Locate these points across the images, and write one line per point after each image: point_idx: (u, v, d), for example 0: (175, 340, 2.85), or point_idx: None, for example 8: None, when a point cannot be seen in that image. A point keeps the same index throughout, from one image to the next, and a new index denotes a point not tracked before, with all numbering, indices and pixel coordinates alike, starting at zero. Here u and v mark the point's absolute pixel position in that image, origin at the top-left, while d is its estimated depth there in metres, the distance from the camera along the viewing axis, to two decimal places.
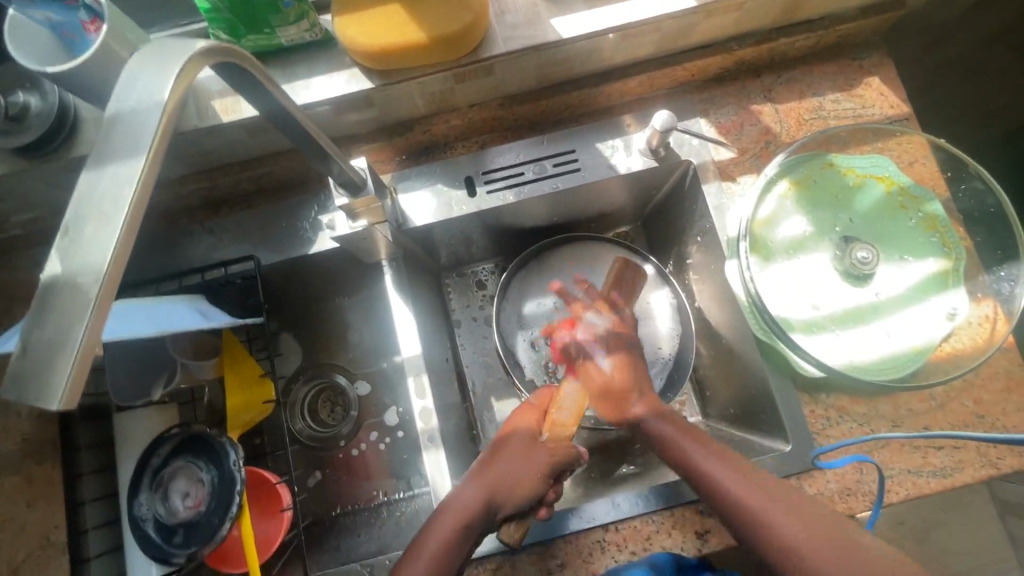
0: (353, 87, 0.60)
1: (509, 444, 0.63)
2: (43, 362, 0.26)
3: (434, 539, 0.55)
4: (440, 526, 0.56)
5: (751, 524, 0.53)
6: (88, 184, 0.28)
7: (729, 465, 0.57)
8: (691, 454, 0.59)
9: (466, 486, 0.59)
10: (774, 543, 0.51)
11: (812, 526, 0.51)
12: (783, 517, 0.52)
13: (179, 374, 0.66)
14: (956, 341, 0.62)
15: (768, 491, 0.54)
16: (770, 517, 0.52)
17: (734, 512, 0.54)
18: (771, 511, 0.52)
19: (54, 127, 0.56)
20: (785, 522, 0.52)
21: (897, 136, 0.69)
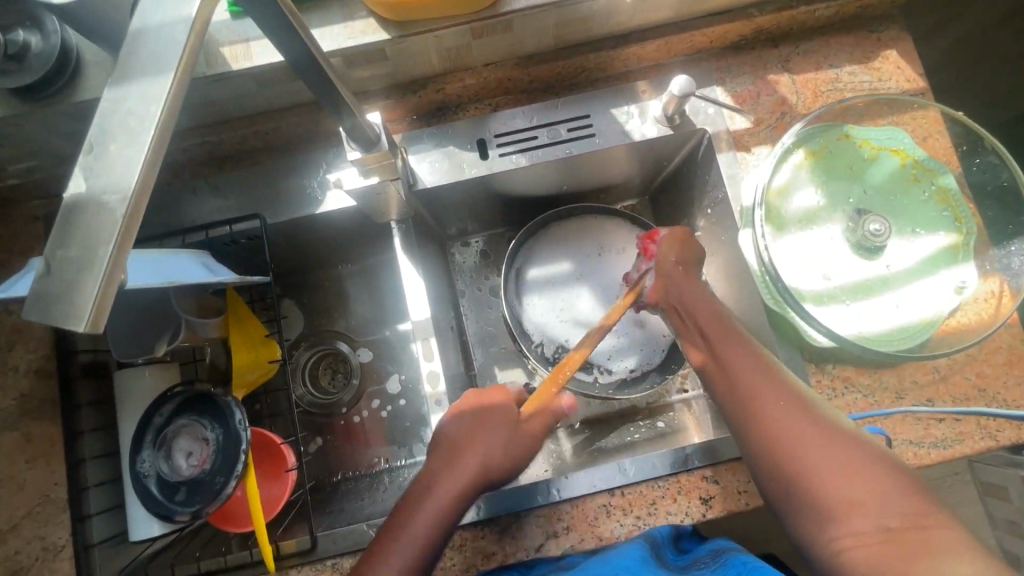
0: (367, 38, 0.58)
1: (490, 425, 0.57)
2: (69, 281, 0.25)
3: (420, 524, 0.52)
4: (426, 510, 0.53)
5: (746, 410, 0.52)
6: (111, 102, 0.26)
7: (749, 353, 0.55)
8: (725, 349, 0.56)
9: (446, 473, 0.55)
10: (769, 424, 0.50)
11: (811, 416, 0.49)
12: (788, 405, 0.50)
13: (183, 331, 0.64)
14: (962, 316, 0.63)
15: (780, 382, 0.52)
16: (774, 403, 0.51)
17: (737, 395, 0.53)
18: (770, 400, 0.51)
19: (56, 70, 0.54)
20: (785, 416, 0.50)
21: (912, 110, 0.68)
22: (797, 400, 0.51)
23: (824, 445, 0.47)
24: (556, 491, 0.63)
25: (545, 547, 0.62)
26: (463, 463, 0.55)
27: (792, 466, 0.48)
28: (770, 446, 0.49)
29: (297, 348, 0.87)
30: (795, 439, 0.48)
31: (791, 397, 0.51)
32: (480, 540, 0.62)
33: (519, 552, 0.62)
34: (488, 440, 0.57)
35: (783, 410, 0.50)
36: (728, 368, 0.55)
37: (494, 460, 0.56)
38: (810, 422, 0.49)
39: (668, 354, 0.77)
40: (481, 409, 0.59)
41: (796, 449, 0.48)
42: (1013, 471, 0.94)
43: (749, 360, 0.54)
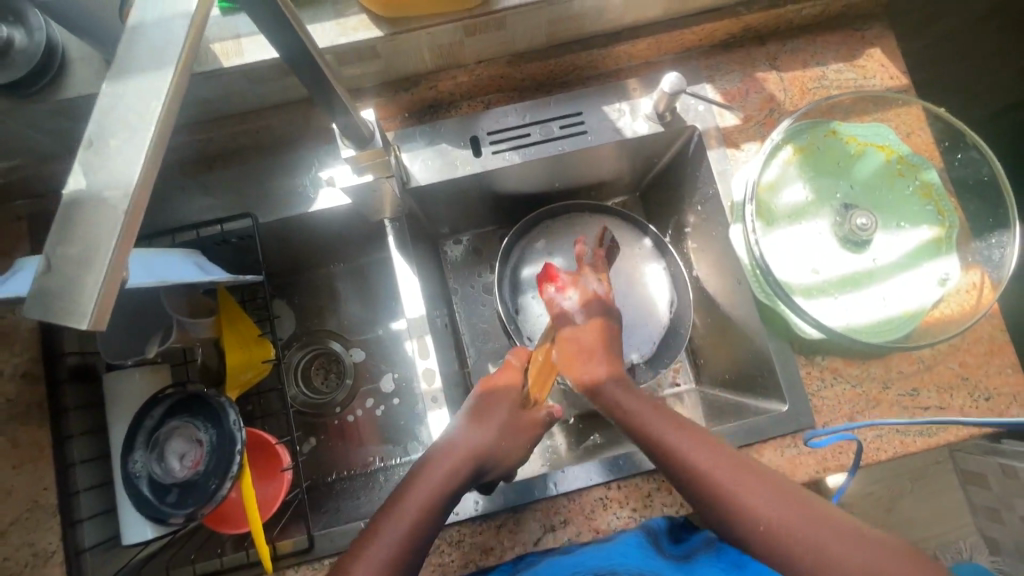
0: (360, 35, 0.58)
1: (509, 404, 0.62)
2: (70, 279, 0.24)
3: (420, 497, 0.52)
4: (439, 467, 0.54)
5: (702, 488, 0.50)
6: (110, 98, 0.26)
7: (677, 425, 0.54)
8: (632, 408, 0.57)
9: (459, 437, 0.57)
10: (741, 516, 0.47)
11: (780, 498, 0.47)
12: (760, 495, 0.48)
13: (174, 332, 0.63)
14: (945, 307, 0.64)
15: (736, 465, 0.50)
16: (740, 496, 0.48)
17: (695, 493, 0.50)
18: (722, 474, 0.50)
19: (40, 66, 0.52)
20: (741, 484, 0.49)
21: (896, 107, 0.70)
22: (759, 481, 0.49)
23: (786, 507, 0.47)
24: (554, 485, 0.64)
25: (544, 540, 0.63)
26: (483, 431, 0.58)
27: (781, 555, 0.46)
28: (756, 543, 0.47)
29: (289, 348, 0.87)
30: (763, 516, 0.47)
31: (751, 477, 0.49)
32: (478, 536, 0.63)
33: (517, 547, 0.62)
34: (507, 424, 0.60)
35: (755, 501, 0.47)
36: (679, 463, 0.52)
37: (504, 441, 0.59)
38: (780, 507, 0.47)
39: (664, 346, 0.77)
40: (501, 390, 0.63)
41: (774, 538, 0.46)
42: (989, 458, 0.98)
43: (719, 469, 0.50)
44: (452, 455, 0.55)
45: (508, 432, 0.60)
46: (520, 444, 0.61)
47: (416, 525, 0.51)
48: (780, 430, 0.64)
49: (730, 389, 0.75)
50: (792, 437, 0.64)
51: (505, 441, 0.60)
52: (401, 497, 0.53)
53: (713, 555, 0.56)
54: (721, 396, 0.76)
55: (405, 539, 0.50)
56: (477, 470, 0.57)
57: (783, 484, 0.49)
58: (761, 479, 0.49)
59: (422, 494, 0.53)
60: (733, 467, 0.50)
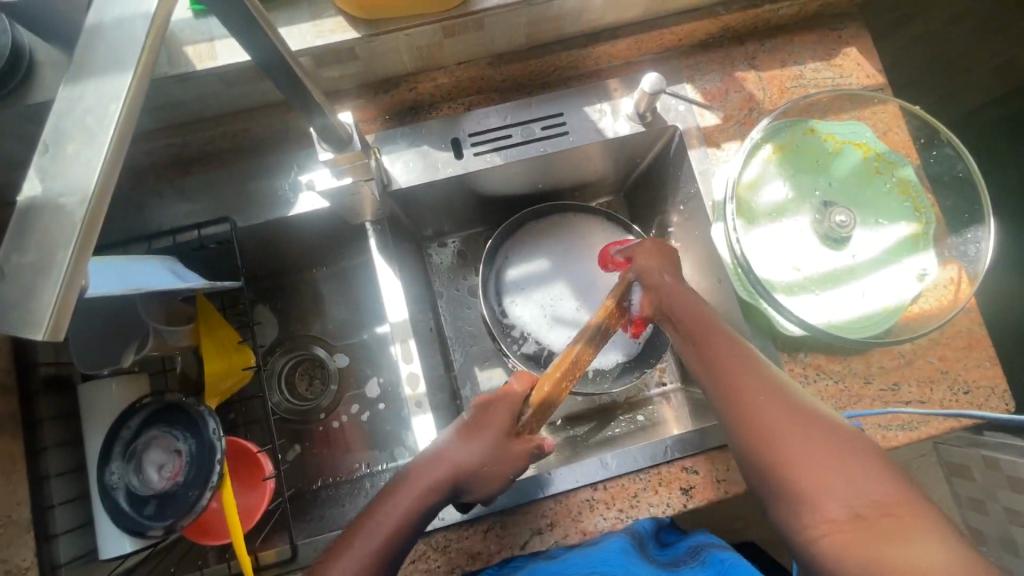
0: (337, 37, 0.57)
1: (496, 431, 0.56)
2: (24, 289, 0.24)
3: (396, 509, 0.52)
4: (415, 485, 0.53)
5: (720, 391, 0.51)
6: (68, 100, 0.25)
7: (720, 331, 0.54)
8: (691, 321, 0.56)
9: (433, 458, 0.55)
10: (746, 408, 0.48)
11: (789, 408, 0.47)
12: (769, 399, 0.48)
13: (151, 340, 0.62)
14: (924, 301, 0.66)
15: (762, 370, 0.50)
16: (755, 394, 0.49)
17: (717, 386, 0.51)
18: (743, 383, 0.50)
19: (7, 70, 0.51)
20: (758, 392, 0.49)
21: (872, 105, 0.71)
22: (773, 390, 0.49)
23: (795, 426, 0.46)
24: (540, 488, 0.63)
25: (531, 543, 0.62)
26: (458, 454, 0.55)
27: (768, 456, 0.46)
28: (748, 437, 0.47)
29: (272, 354, 0.85)
30: (765, 427, 0.47)
31: (772, 381, 0.49)
32: (464, 541, 0.62)
33: (504, 550, 0.62)
34: (487, 452, 0.55)
35: (765, 401, 0.48)
36: (708, 356, 0.53)
37: (481, 469, 0.55)
38: (794, 414, 0.46)
39: (648, 347, 0.77)
40: (492, 411, 0.58)
41: (768, 437, 0.46)
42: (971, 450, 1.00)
43: (748, 380, 0.50)
44: (424, 475, 0.54)
45: (488, 461, 0.55)
46: (501, 475, 0.55)
47: (393, 535, 0.51)
48: None
49: None
50: None
51: (483, 470, 0.55)
52: (378, 506, 0.52)
53: (700, 565, 0.56)
54: None
55: (379, 549, 0.50)
56: (447, 495, 0.55)
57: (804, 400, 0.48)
58: (780, 394, 0.48)
59: (399, 505, 0.52)
60: (763, 380, 0.49)
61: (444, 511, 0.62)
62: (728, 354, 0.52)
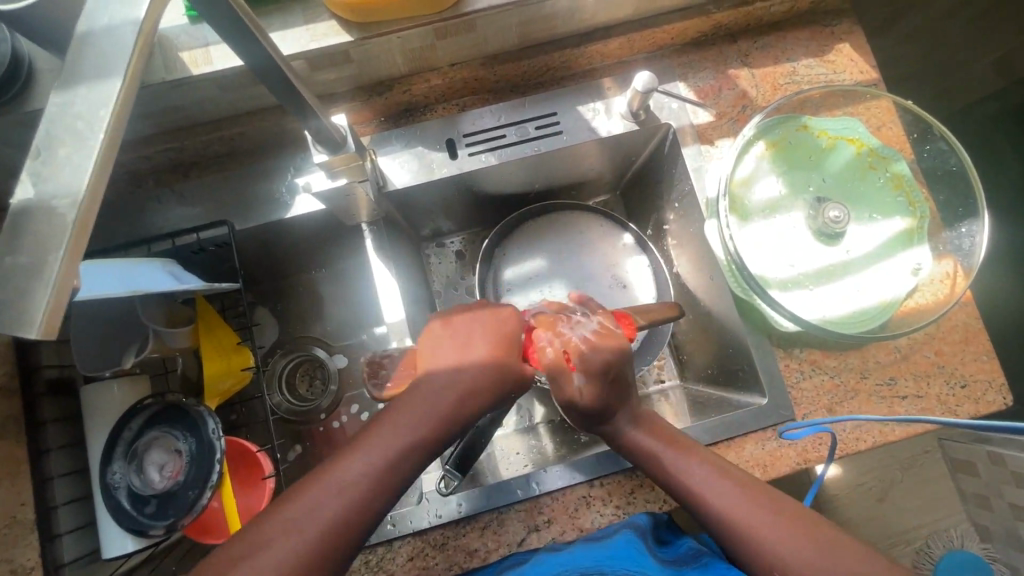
0: (330, 41, 0.58)
1: (473, 356, 0.50)
2: (16, 290, 0.24)
3: (363, 464, 0.43)
4: (387, 429, 0.45)
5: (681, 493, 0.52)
6: (58, 105, 0.26)
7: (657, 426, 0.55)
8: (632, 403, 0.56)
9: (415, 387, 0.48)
10: (731, 532, 0.48)
11: (796, 533, 0.46)
12: (774, 527, 0.47)
13: (151, 341, 0.63)
14: (919, 297, 0.65)
15: (749, 490, 0.49)
16: (753, 526, 0.47)
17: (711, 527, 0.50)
18: (695, 480, 0.51)
19: (7, 78, 0.52)
20: (715, 488, 0.50)
21: (866, 100, 0.71)
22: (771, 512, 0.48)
23: (761, 518, 0.47)
24: (536, 484, 0.64)
25: (528, 540, 0.62)
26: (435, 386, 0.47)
27: (754, 555, 0.47)
28: (730, 538, 0.48)
29: (273, 355, 0.86)
30: (734, 525, 0.48)
31: (768, 503, 0.48)
32: (462, 538, 0.62)
33: (502, 547, 0.62)
34: (465, 353, 0.50)
35: (771, 533, 0.47)
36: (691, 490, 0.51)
37: (476, 390, 0.48)
38: (801, 545, 0.46)
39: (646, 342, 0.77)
40: (454, 338, 0.52)
41: (743, 538, 0.47)
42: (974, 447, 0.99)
43: (699, 475, 0.51)
44: (406, 412, 0.46)
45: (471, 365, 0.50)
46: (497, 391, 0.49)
47: (367, 488, 0.42)
48: (761, 423, 0.65)
49: (712, 383, 0.76)
50: (771, 428, 0.65)
51: (476, 392, 0.48)
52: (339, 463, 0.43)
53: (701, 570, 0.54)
54: (704, 392, 0.76)
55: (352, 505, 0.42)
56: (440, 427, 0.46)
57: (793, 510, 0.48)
58: (735, 483, 0.50)
59: (369, 457, 0.43)
60: (713, 473, 0.51)
61: (442, 508, 0.63)
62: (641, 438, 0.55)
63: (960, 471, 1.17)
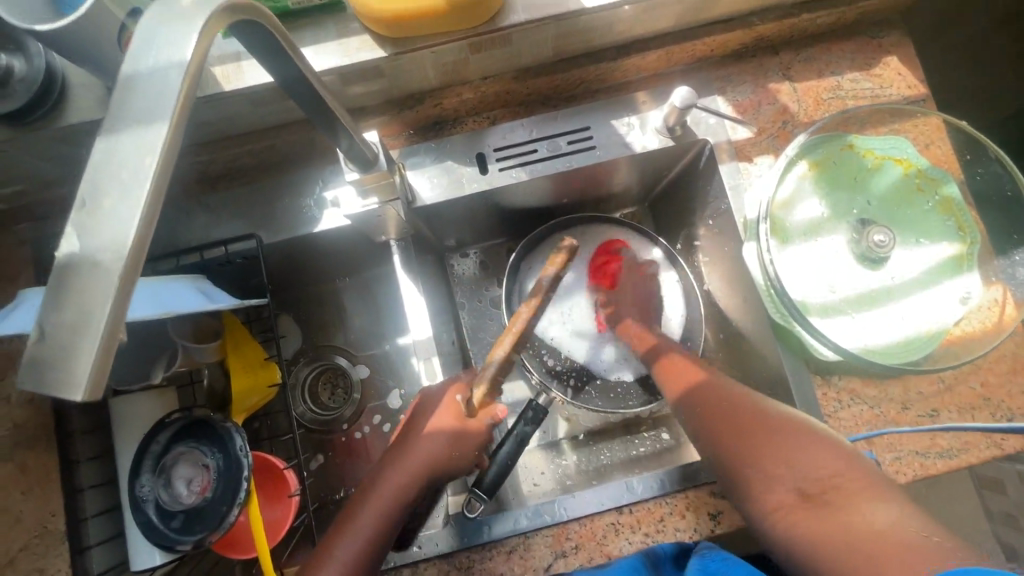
0: (363, 56, 0.57)
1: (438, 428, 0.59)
2: (61, 349, 0.24)
3: (372, 500, 0.55)
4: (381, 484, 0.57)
5: (687, 401, 0.60)
6: (103, 153, 0.25)
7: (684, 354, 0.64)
8: (710, 384, 0.60)
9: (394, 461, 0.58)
10: (717, 427, 0.56)
11: (756, 414, 0.54)
12: (735, 414, 0.55)
13: (179, 357, 0.62)
14: (966, 325, 0.62)
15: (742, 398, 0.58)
16: (731, 424, 0.55)
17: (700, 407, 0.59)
18: (701, 386, 0.60)
19: (40, 93, 0.52)
20: (714, 396, 0.58)
21: (915, 118, 0.68)
22: (749, 404, 0.56)
23: (745, 419, 0.54)
24: (563, 509, 0.63)
25: (554, 567, 0.61)
26: (416, 453, 0.58)
27: (731, 453, 0.53)
28: (714, 437, 0.55)
29: (296, 364, 0.86)
30: (720, 423, 0.56)
31: (751, 412, 0.55)
32: (488, 562, 0.62)
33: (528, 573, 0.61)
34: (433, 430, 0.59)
35: (731, 418, 0.55)
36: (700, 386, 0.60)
37: (444, 458, 0.58)
38: (772, 443, 0.51)
39: None
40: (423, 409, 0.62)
41: (725, 432, 0.55)
42: (1008, 469, 0.96)
43: (705, 384, 0.60)
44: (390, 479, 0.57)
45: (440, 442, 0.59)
46: (459, 456, 0.59)
47: (382, 528, 0.54)
48: None
49: None
50: None
51: (441, 459, 0.58)
52: (360, 499, 0.56)
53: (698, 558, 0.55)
54: None
55: (374, 535, 0.53)
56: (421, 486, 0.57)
57: (767, 406, 0.56)
58: (732, 394, 0.58)
59: (374, 506, 0.55)
60: (717, 385, 0.59)
61: (467, 532, 0.62)
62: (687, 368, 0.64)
63: (990, 491, 1.14)
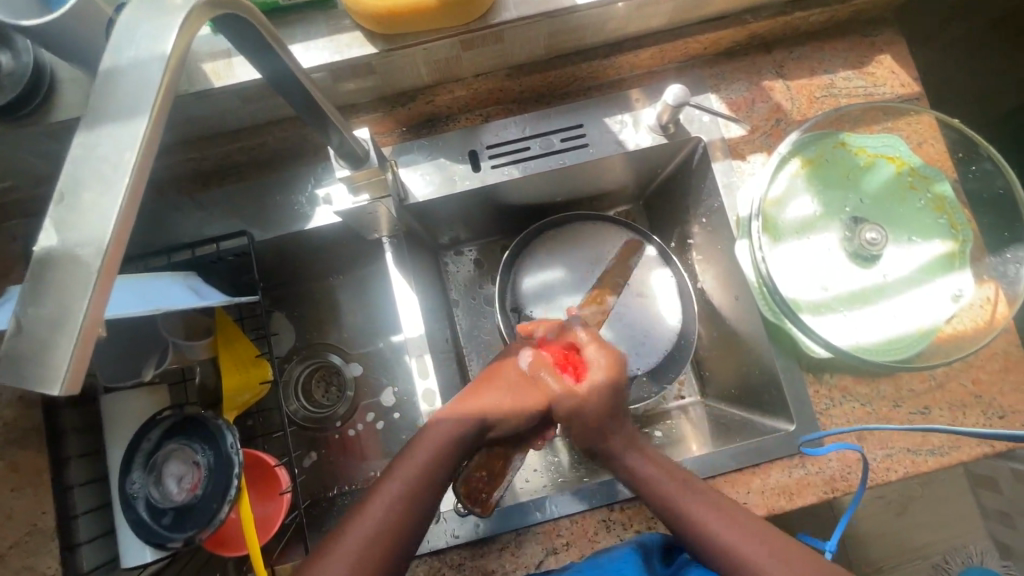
0: (354, 52, 0.57)
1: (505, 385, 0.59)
2: (40, 344, 0.23)
3: (383, 500, 0.49)
4: (400, 471, 0.51)
5: (676, 519, 0.52)
6: (83, 147, 0.25)
7: (650, 459, 0.56)
8: (653, 475, 0.54)
9: (437, 428, 0.54)
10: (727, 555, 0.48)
11: (765, 534, 0.49)
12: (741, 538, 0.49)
13: (169, 354, 0.62)
14: (958, 323, 0.62)
15: (752, 527, 0.50)
16: (743, 554, 0.48)
17: (717, 559, 0.49)
18: (683, 498, 0.52)
19: (29, 89, 0.52)
20: (707, 514, 0.51)
21: (909, 116, 0.68)
22: (730, 515, 0.50)
23: (755, 544, 0.48)
24: (554, 507, 0.63)
25: (545, 563, 0.62)
26: (475, 399, 0.57)
27: None
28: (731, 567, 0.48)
29: (289, 362, 0.86)
30: (730, 549, 0.48)
31: (758, 533, 0.49)
32: (479, 558, 0.62)
33: (520, 569, 0.61)
34: (507, 384, 0.59)
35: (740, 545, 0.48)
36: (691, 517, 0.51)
37: (510, 410, 0.57)
38: (798, 574, 0.46)
39: (668, 360, 0.75)
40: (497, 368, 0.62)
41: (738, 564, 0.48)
42: None
43: (690, 500, 0.52)
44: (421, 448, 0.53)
45: (509, 396, 0.58)
46: (526, 410, 0.58)
47: (394, 521, 0.48)
48: (787, 450, 0.63)
49: (736, 403, 0.74)
50: (799, 457, 0.63)
51: (507, 409, 0.57)
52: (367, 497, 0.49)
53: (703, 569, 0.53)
54: (726, 410, 0.74)
55: (380, 537, 0.47)
56: (477, 432, 0.56)
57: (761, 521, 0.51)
58: (724, 510, 0.51)
59: (384, 498, 0.49)
60: (703, 498, 0.52)
61: (458, 528, 0.62)
62: (654, 471, 0.55)
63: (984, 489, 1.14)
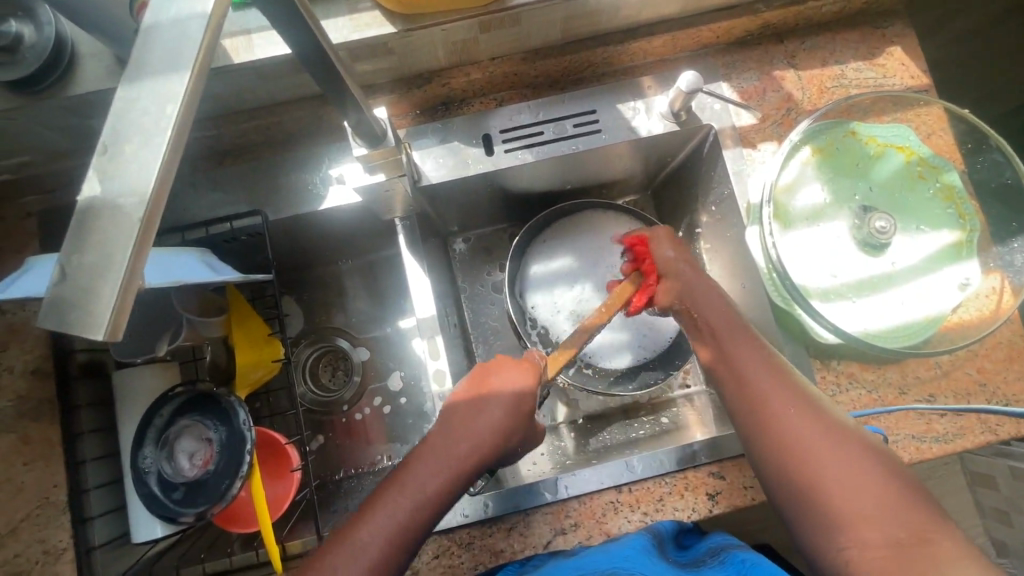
0: (373, 31, 0.57)
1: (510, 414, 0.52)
2: (83, 292, 0.24)
3: (393, 506, 0.47)
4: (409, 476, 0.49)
5: (750, 404, 0.49)
6: (125, 100, 0.25)
7: (749, 339, 0.53)
8: (739, 355, 0.52)
9: (441, 453, 0.50)
10: (784, 441, 0.46)
11: (832, 428, 0.45)
12: (803, 424, 0.46)
13: (184, 330, 0.64)
14: (963, 312, 0.63)
15: (823, 421, 0.45)
16: (801, 439, 0.45)
17: (764, 440, 0.47)
18: (762, 383, 0.49)
19: (50, 62, 0.52)
20: (777, 396, 0.48)
21: (918, 107, 0.69)
22: (806, 405, 0.47)
23: (817, 436, 0.45)
24: (564, 488, 0.63)
25: (553, 543, 0.62)
26: (478, 438, 0.51)
27: (806, 479, 0.43)
28: (780, 455, 0.46)
29: (297, 345, 0.86)
30: (788, 438, 0.46)
31: (822, 427, 0.45)
32: (488, 537, 0.62)
33: (528, 549, 0.62)
34: (509, 418, 0.52)
35: (801, 432, 0.45)
36: (743, 377, 0.51)
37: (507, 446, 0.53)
38: (851, 470, 0.42)
39: (675, 348, 0.76)
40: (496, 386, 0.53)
41: (794, 452, 0.45)
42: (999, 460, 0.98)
43: (769, 380, 0.49)
44: (428, 462, 0.49)
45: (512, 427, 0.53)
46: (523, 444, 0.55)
47: (401, 532, 0.46)
48: None
49: None
50: None
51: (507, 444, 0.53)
52: (380, 496, 0.48)
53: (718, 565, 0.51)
54: None
55: (385, 547, 0.45)
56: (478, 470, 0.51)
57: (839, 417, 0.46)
58: (800, 400, 0.48)
59: (393, 508, 0.47)
60: (782, 382, 0.49)
61: (468, 508, 0.63)
62: (751, 362, 0.51)
63: (980, 485, 1.15)
